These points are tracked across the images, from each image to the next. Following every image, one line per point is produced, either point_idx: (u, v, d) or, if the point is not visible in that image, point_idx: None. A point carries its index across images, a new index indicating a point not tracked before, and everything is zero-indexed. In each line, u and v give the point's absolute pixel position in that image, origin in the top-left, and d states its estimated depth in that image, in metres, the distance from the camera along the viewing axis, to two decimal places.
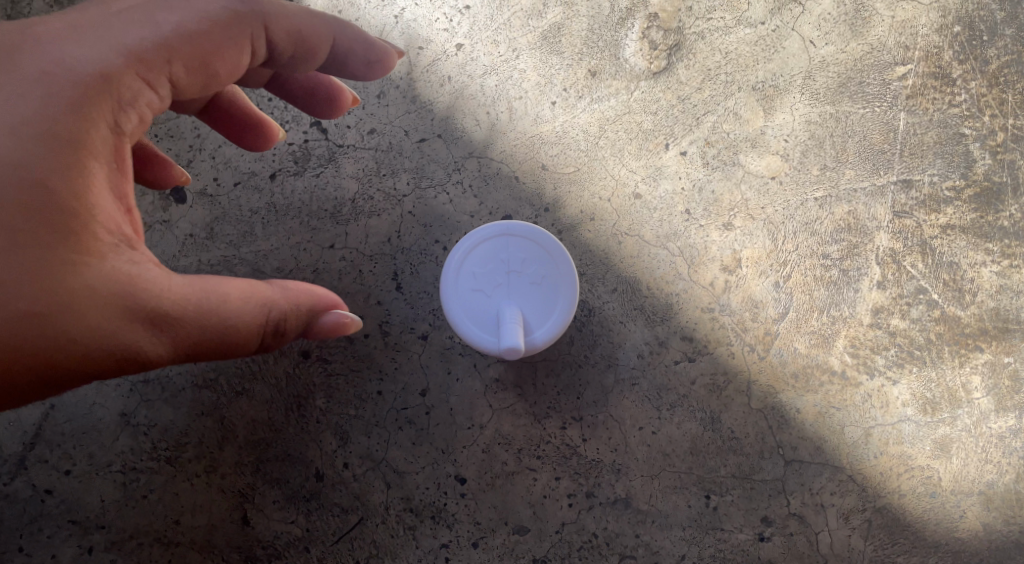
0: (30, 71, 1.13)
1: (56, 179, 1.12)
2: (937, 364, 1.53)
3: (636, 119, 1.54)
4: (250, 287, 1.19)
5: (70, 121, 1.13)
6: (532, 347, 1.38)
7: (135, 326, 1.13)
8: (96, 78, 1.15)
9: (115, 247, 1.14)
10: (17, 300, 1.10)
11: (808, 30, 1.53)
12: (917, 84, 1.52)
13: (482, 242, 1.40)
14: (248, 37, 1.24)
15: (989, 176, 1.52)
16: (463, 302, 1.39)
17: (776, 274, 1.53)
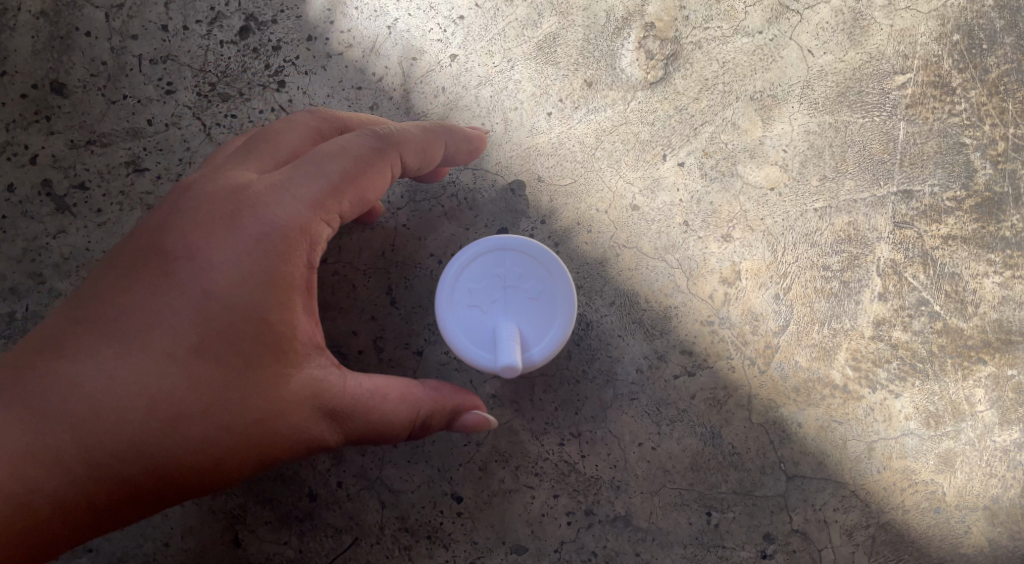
0: (247, 235, 1.26)
1: (271, 311, 1.25)
2: (940, 377, 1.51)
3: (633, 129, 1.52)
4: (408, 389, 1.31)
5: (275, 261, 1.26)
6: (530, 364, 1.35)
7: (320, 422, 1.26)
8: (292, 229, 1.27)
9: (313, 359, 1.27)
10: (206, 420, 1.24)
11: (806, 39, 1.51)
12: (916, 93, 1.50)
13: (478, 256, 1.37)
14: (392, 170, 1.34)
15: (991, 186, 1.51)
16: (460, 317, 1.36)
17: (776, 286, 1.51)
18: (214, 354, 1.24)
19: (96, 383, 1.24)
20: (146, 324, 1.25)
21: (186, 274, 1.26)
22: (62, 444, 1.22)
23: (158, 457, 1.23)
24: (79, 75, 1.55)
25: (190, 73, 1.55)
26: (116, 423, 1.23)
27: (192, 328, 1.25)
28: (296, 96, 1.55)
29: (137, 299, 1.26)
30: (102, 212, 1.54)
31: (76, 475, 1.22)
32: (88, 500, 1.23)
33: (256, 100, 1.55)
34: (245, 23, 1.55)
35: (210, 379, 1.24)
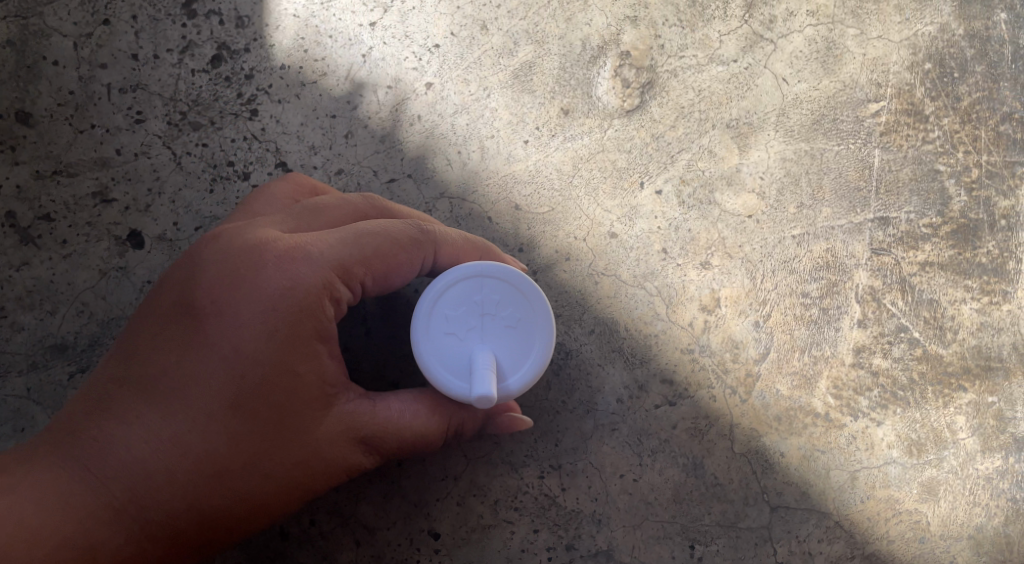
0: (272, 294, 1.23)
1: (301, 367, 1.23)
2: (921, 404, 1.50)
3: (610, 157, 1.51)
4: (434, 403, 1.30)
5: (303, 318, 1.23)
6: (507, 395, 1.30)
7: (355, 452, 1.27)
8: (317, 290, 1.24)
9: (346, 399, 1.26)
10: (243, 473, 1.24)
11: (781, 67, 1.51)
12: (890, 121, 1.51)
13: (455, 281, 1.31)
14: (428, 253, 1.32)
15: (965, 213, 1.51)
16: (434, 346, 1.30)
17: (756, 314, 1.50)
18: (247, 411, 1.23)
19: (137, 445, 1.24)
20: (179, 385, 1.24)
21: (214, 335, 1.23)
22: (117, 505, 1.24)
23: (206, 511, 1.24)
24: (45, 105, 1.52)
25: (161, 102, 1.53)
26: (160, 484, 1.24)
27: (224, 387, 1.23)
28: (269, 125, 1.52)
29: (169, 361, 1.24)
30: (68, 244, 1.50)
31: (133, 533, 1.24)
32: (144, 554, 1.25)
33: (228, 129, 1.52)
34: (217, 51, 1.53)
35: (248, 436, 1.23)
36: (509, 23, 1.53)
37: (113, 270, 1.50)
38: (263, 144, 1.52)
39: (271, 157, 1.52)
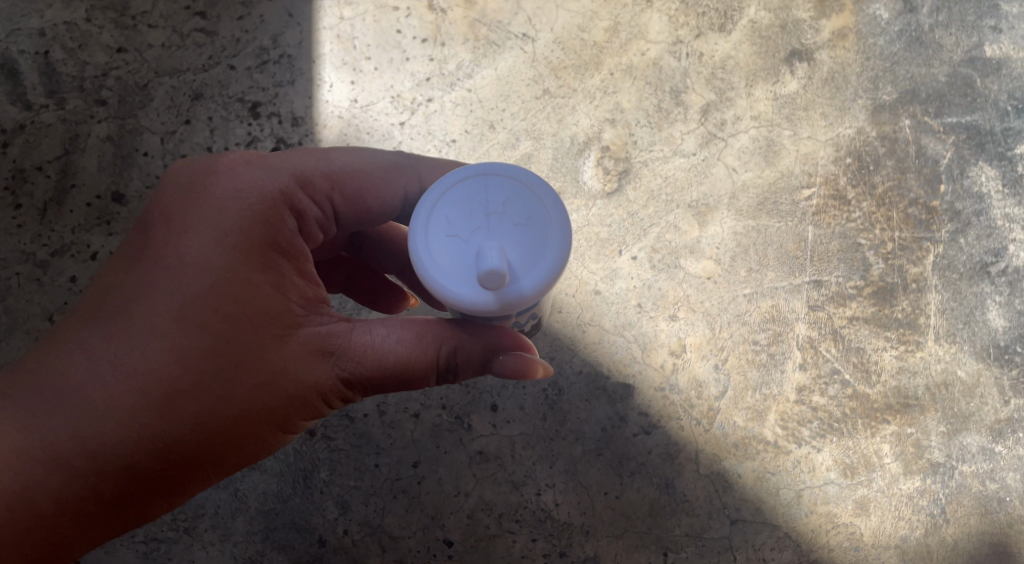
0: (225, 205, 1.34)
1: (254, 275, 1.33)
2: (853, 434, 1.81)
3: (594, 230, 1.83)
4: (421, 329, 1.34)
5: (261, 231, 1.34)
6: (521, 297, 1.22)
7: (318, 365, 1.34)
8: (270, 197, 1.36)
9: (306, 318, 1.35)
10: (195, 386, 1.31)
11: (731, 160, 1.84)
12: (820, 203, 1.85)
13: (454, 178, 1.25)
14: (401, 182, 1.44)
15: (883, 278, 1.85)
16: (433, 248, 1.23)
17: (715, 358, 1.82)
18: (198, 323, 1.31)
19: (86, 368, 1.31)
20: (132, 302, 1.32)
21: (167, 251, 1.33)
22: (62, 437, 1.30)
23: (163, 434, 1.31)
24: (136, 187, 1.86)
25: None
26: (111, 406, 1.31)
27: (176, 301, 1.32)
28: None
29: (121, 280, 1.33)
30: None
31: (91, 462, 1.31)
32: (97, 481, 1.31)
33: None
34: (275, 145, 1.88)
35: (200, 350, 1.31)
36: (509, 122, 1.87)
37: None
38: None
39: None
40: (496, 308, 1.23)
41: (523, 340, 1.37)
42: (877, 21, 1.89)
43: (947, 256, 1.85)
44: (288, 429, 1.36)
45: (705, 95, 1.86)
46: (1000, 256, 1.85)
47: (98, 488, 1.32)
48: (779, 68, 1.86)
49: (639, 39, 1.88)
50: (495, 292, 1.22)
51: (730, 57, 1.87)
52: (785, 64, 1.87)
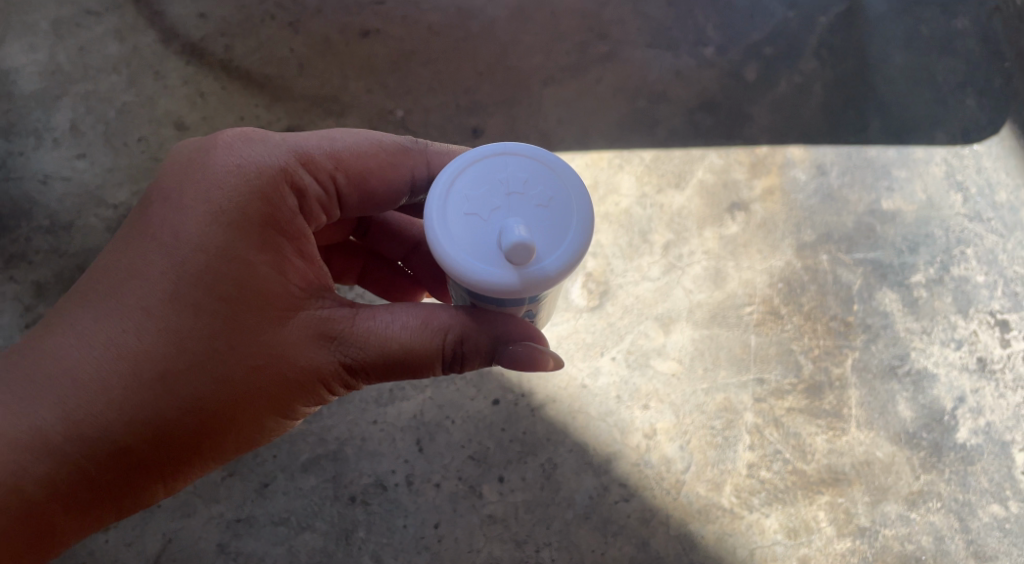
0: (220, 191, 1.64)
1: (249, 257, 1.64)
2: (795, 503, 2.23)
3: (581, 336, 2.32)
4: (426, 319, 1.66)
5: (258, 215, 1.65)
6: (546, 274, 1.51)
7: (309, 344, 1.66)
8: (263, 180, 1.66)
9: (299, 300, 1.67)
10: (192, 361, 1.62)
11: (688, 284, 2.34)
12: (760, 317, 2.33)
13: (479, 164, 1.54)
14: (409, 167, 1.75)
15: (813, 376, 2.31)
16: (461, 228, 1.51)
17: (680, 440, 2.27)
18: (194, 304, 1.62)
19: (93, 344, 1.62)
20: (135, 283, 1.63)
21: (168, 237, 1.63)
22: (66, 412, 1.61)
23: (165, 410, 1.62)
24: None
25: None
26: (115, 378, 1.61)
27: (173, 285, 1.62)
28: None
29: (126, 268, 1.63)
30: None
31: (93, 434, 1.61)
32: (99, 448, 1.62)
33: None
34: None
35: (194, 329, 1.62)
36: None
37: None
38: None
39: None
40: (520, 283, 1.51)
41: (534, 334, 1.68)
42: (797, 181, 2.42)
43: (863, 359, 2.32)
44: (277, 403, 1.67)
45: (666, 235, 2.37)
46: (904, 360, 2.32)
47: (105, 459, 1.63)
48: (722, 216, 2.39)
49: (612, 193, 2.40)
50: (524, 269, 1.50)
51: (685, 207, 2.39)
52: (726, 213, 2.39)
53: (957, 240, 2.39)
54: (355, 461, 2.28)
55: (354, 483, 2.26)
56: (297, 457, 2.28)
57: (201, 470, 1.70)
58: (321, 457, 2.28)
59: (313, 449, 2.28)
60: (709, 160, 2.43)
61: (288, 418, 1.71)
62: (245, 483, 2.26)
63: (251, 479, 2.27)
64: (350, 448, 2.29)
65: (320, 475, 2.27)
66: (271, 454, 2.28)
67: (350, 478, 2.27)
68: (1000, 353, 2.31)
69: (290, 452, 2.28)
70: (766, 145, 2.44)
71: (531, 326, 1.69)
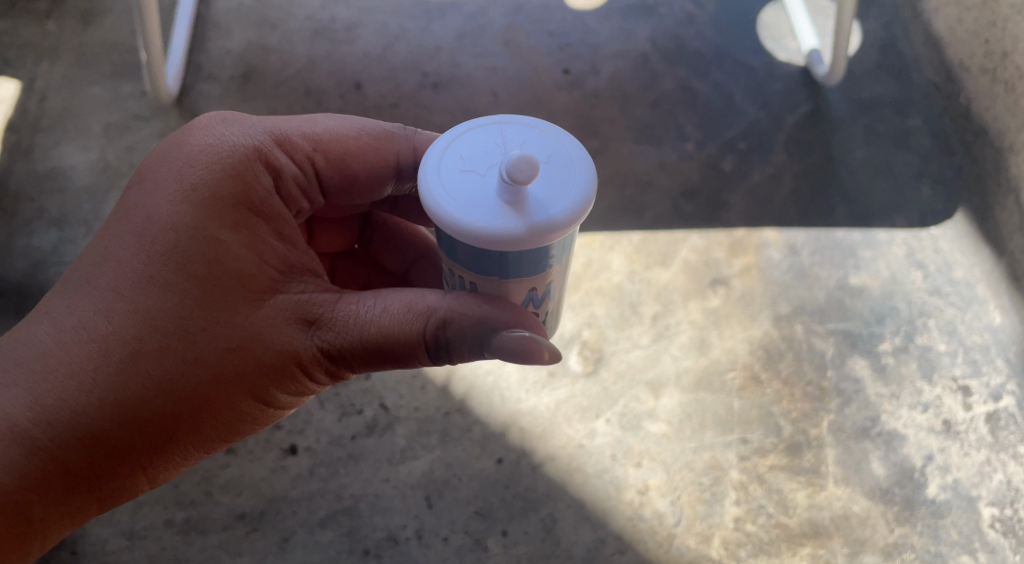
0: (193, 174, 1.78)
1: (222, 238, 1.77)
2: (779, 555, 2.38)
3: (578, 399, 2.54)
4: (410, 306, 1.76)
5: (231, 197, 1.79)
6: (552, 217, 1.59)
7: (284, 326, 1.77)
8: (236, 163, 1.81)
9: (274, 282, 1.79)
10: (166, 339, 1.73)
11: (675, 352, 2.57)
12: (742, 381, 2.55)
13: (477, 128, 1.67)
14: (392, 151, 1.93)
15: (792, 436, 2.50)
16: (465, 184, 1.61)
17: (671, 495, 2.44)
18: (167, 285, 1.74)
19: (72, 325, 1.73)
20: (113, 265, 1.75)
21: (144, 222, 1.76)
22: (46, 394, 1.71)
23: (137, 393, 1.72)
24: None
25: None
26: (92, 355, 1.72)
27: (148, 266, 1.74)
28: (377, 382, 2.59)
29: (105, 252, 1.76)
30: (252, 451, 2.52)
31: (72, 414, 1.71)
32: (78, 430, 1.71)
33: (352, 385, 2.59)
34: None
35: (167, 307, 1.73)
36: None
37: (279, 469, 2.51)
38: (373, 394, 2.58)
39: (376, 399, 2.57)
40: (517, 226, 1.58)
41: (526, 321, 1.75)
42: (772, 259, 2.68)
43: (838, 421, 2.51)
44: (251, 381, 1.76)
45: (654, 307, 2.61)
46: (875, 422, 2.51)
47: (81, 444, 1.72)
48: (704, 290, 2.64)
49: (605, 270, 2.66)
50: (531, 213, 1.59)
51: (671, 283, 2.64)
52: (708, 288, 2.64)
53: (920, 312, 2.62)
54: (369, 516, 2.45)
55: (368, 537, 2.43)
56: (316, 513, 2.46)
57: (178, 451, 1.79)
58: (338, 513, 2.46)
59: (331, 506, 2.47)
60: (691, 241, 2.69)
61: (261, 402, 1.81)
62: (267, 537, 2.43)
63: (272, 534, 2.44)
64: (364, 505, 2.46)
65: (337, 530, 2.44)
66: (292, 510, 2.46)
67: (365, 533, 2.43)
68: (963, 416, 2.51)
69: (309, 509, 2.46)
70: (743, 228, 2.71)
71: (524, 314, 1.76)
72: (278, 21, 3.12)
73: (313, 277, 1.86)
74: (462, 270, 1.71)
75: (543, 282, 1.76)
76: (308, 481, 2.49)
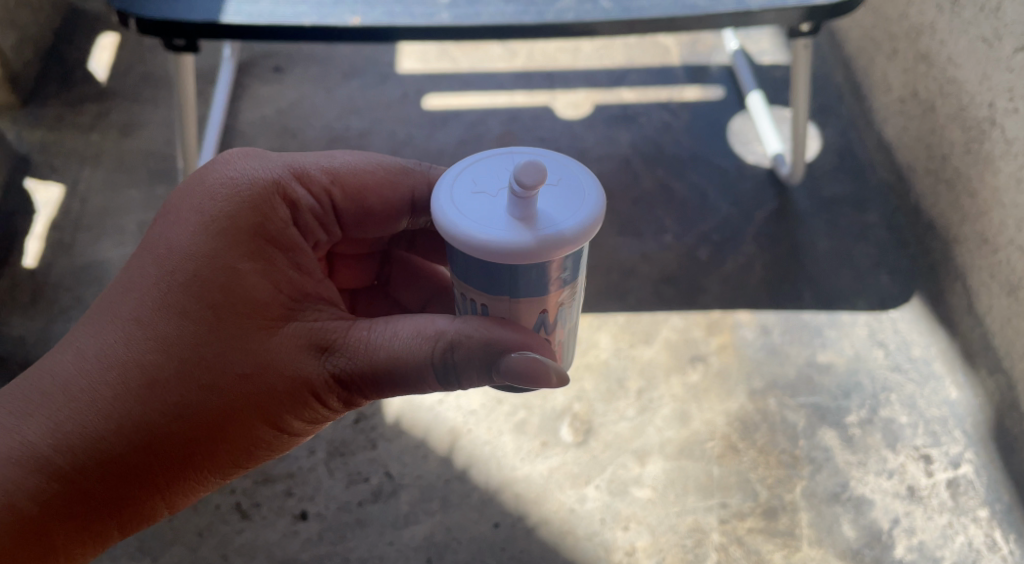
0: (212, 208, 1.91)
1: (238, 266, 1.89)
2: None
3: (570, 467, 2.73)
4: (422, 333, 1.85)
5: (248, 228, 1.92)
6: (565, 232, 1.70)
7: (296, 352, 1.88)
8: (254, 197, 1.95)
9: (287, 310, 1.91)
10: (184, 364, 1.85)
11: (658, 423, 2.79)
12: (721, 449, 2.75)
13: (491, 157, 1.80)
14: (406, 186, 2.12)
15: (769, 500, 2.67)
16: (480, 204, 1.73)
17: (657, 556, 2.59)
18: (185, 311, 1.86)
19: (97, 350, 1.86)
20: (136, 293, 1.88)
21: (166, 252, 1.89)
22: (73, 415, 1.84)
23: (153, 418, 1.84)
24: None
25: (325, 444, 2.81)
26: (115, 380, 1.84)
27: (168, 294, 1.87)
28: (382, 452, 2.79)
29: (130, 281, 1.89)
30: (266, 517, 2.69)
31: (96, 434, 1.84)
32: (102, 450, 1.84)
33: (360, 455, 2.78)
34: (357, 417, 2.85)
35: (184, 333, 1.85)
36: (510, 398, 2.85)
37: (290, 533, 2.67)
38: (378, 464, 2.77)
39: (381, 468, 2.76)
40: (526, 238, 1.68)
41: (531, 343, 1.84)
42: (745, 339, 2.93)
43: (810, 486, 2.70)
44: (264, 405, 1.88)
45: (638, 382, 2.85)
46: (845, 487, 2.70)
47: (101, 465, 1.85)
48: (684, 367, 2.88)
49: (592, 348, 2.91)
50: (544, 227, 1.70)
51: (654, 360, 2.89)
52: (688, 365, 2.88)
53: (883, 387, 2.86)
54: None
55: None
56: None
57: (195, 472, 1.91)
58: None
59: None
60: (672, 322, 2.96)
61: (272, 428, 1.92)
62: None
63: None
64: None
65: None
66: None
67: None
68: (926, 482, 2.70)
69: None
70: (718, 310, 2.98)
71: (528, 336, 1.86)
72: (299, 129, 3.47)
73: (324, 306, 1.97)
74: (475, 293, 1.84)
75: (552, 306, 1.88)
76: (316, 544, 2.65)
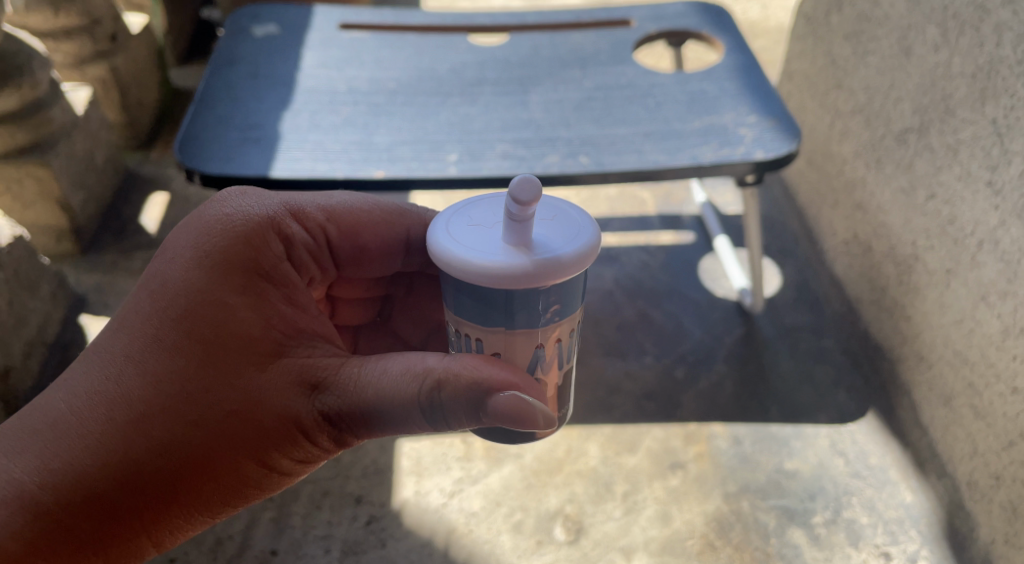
0: (206, 248, 2.12)
1: (230, 303, 2.10)
2: None
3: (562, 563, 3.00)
4: (412, 371, 2.06)
5: (241, 266, 2.13)
6: (558, 256, 1.98)
7: (284, 387, 2.09)
8: (246, 237, 2.16)
9: (275, 344, 2.11)
10: (179, 395, 2.05)
11: (642, 523, 3.09)
12: (700, 547, 3.02)
13: (496, 201, 2.12)
14: (398, 224, 2.47)
15: None
16: (483, 234, 2.02)
17: None
18: (180, 347, 2.06)
19: (100, 381, 2.07)
20: (136, 327, 2.08)
21: (163, 289, 2.09)
22: (76, 440, 2.04)
23: (145, 450, 2.04)
24: (284, 546, 3.09)
25: (340, 544, 3.09)
26: (116, 408, 2.05)
27: (165, 328, 2.07)
28: (391, 550, 3.06)
29: (129, 315, 2.10)
30: None
31: (97, 458, 2.03)
32: (102, 474, 2.04)
33: (371, 553, 3.06)
34: (369, 520, 3.14)
35: (179, 366, 2.06)
36: (508, 500, 3.17)
37: None
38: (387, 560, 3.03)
39: None
40: (519, 259, 1.96)
41: (517, 385, 2.07)
42: (719, 449, 3.27)
43: None
44: (254, 434, 2.08)
45: (624, 486, 3.18)
46: None
47: (95, 496, 2.04)
48: (665, 472, 3.22)
49: (582, 456, 3.27)
50: (539, 252, 1.98)
51: (637, 468, 3.23)
52: (669, 470, 3.22)
53: (845, 491, 3.15)
54: None
55: None
56: None
57: (188, 497, 2.10)
58: None
59: None
60: (653, 433, 3.33)
61: (262, 459, 2.12)
62: None
63: None
64: None
65: None
66: None
67: None
68: None
69: None
70: (695, 423, 3.35)
71: (517, 375, 2.09)
72: None
73: (316, 342, 2.17)
74: (470, 326, 2.13)
75: (547, 342, 2.15)
76: None
